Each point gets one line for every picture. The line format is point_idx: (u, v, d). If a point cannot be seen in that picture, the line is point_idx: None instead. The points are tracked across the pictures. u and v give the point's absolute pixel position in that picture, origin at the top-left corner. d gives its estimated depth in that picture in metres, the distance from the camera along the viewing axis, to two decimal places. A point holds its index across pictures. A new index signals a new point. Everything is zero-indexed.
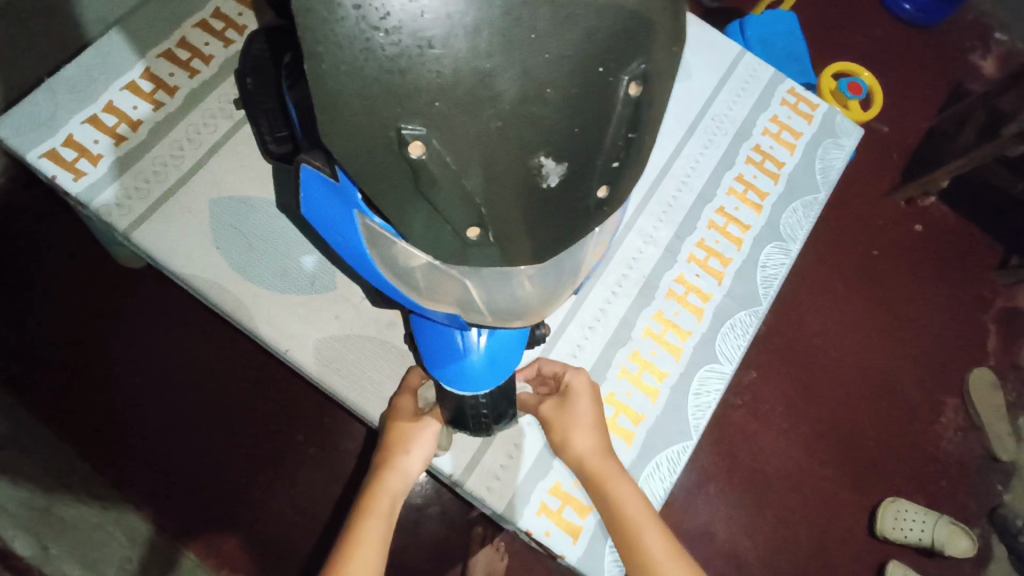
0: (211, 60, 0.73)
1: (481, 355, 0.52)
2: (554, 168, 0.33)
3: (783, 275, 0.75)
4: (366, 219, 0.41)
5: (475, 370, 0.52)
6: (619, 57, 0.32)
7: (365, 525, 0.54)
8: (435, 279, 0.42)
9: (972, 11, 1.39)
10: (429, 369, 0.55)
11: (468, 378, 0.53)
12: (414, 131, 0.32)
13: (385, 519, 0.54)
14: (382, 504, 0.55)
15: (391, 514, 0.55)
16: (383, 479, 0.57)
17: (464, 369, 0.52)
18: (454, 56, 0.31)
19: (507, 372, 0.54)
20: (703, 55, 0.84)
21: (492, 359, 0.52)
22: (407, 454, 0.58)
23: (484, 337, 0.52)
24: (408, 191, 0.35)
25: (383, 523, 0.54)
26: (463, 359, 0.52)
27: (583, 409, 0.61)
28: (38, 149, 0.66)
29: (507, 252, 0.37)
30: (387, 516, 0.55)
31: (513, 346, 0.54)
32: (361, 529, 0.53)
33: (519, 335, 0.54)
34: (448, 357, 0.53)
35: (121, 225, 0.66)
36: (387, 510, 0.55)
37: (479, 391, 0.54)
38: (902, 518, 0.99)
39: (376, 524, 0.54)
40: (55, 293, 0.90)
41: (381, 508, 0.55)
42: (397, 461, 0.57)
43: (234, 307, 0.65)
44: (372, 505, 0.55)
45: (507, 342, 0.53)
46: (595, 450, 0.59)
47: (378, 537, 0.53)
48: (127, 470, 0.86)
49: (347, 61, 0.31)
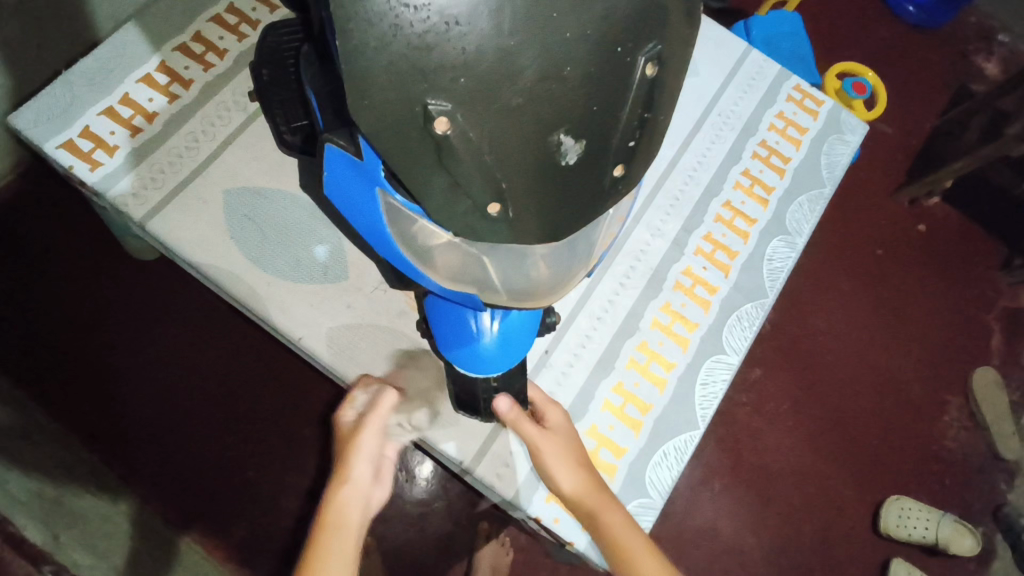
0: (225, 54, 0.74)
1: (493, 339, 0.55)
2: (573, 146, 0.35)
3: (789, 269, 0.76)
4: (388, 196, 0.42)
5: (488, 353, 0.55)
6: (636, 38, 0.34)
7: (320, 546, 0.51)
8: (455, 256, 0.43)
9: (976, 13, 1.40)
10: (442, 351, 0.58)
11: (482, 361, 0.56)
12: (440, 106, 0.33)
13: (337, 534, 0.52)
14: (333, 523, 0.53)
15: (345, 527, 0.53)
16: (332, 495, 0.55)
17: (477, 352, 0.55)
18: (479, 34, 0.32)
19: (517, 358, 0.57)
20: (710, 52, 0.85)
21: (502, 344, 0.55)
22: (350, 461, 0.56)
23: (496, 323, 0.54)
24: (431, 166, 0.36)
25: (337, 539, 0.52)
26: (476, 344, 0.54)
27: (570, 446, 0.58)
28: (55, 140, 0.67)
29: (523, 228, 0.38)
30: (339, 530, 0.52)
31: (525, 330, 0.56)
32: (313, 553, 0.51)
33: (530, 320, 0.56)
34: (461, 341, 0.55)
35: (137, 214, 0.67)
36: (338, 524, 0.53)
37: (492, 373, 0.57)
38: (905, 516, 0.99)
39: (327, 543, 0.51)
40: (65, 286, 0.91)
41: (331, 524, 0.53)
42: (341, 474, 0.56)
43: (248, 295, 0.66)
44: (323, 525, 0.53)
45: (518, 327, 0.55)
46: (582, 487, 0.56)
47: (335, 554, 0.51)
48: (136, 463, 0.87)
49: (377, 37, 0.33)
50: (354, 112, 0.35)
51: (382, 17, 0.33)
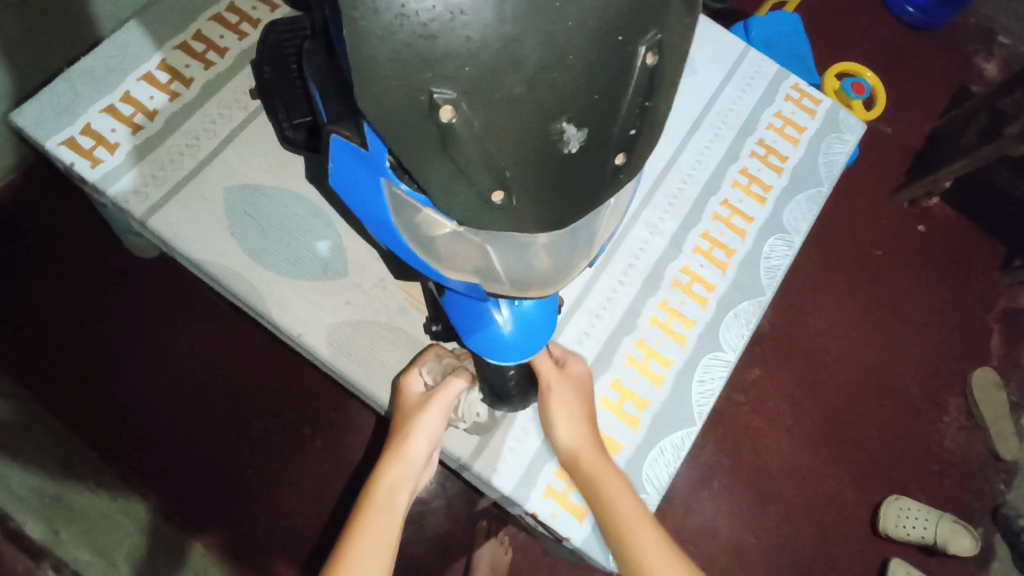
0: (225, 52, 0.75)
1: (514, 326, 0.53)
2: (575, 134, 0.35)
3: (786, 267, 0.76)
4: (392, 186, 0.42)
5: (509, 342, 0.54)
6: (637, 26, 0.34)
7: (366, 517, 0.55)
8: (458, 246, 0.44)
9: (976, 14, 1.40)
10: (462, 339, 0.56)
11: (503, 349, 0.54)
12: (445, 95, 0.33)
13: (384, 509, 0.56)
14: (381, 497, 0.57)
15: (392, 504, 0.57)
16: (385, 470, 0.59)
17: (497, 340, 0.53)
18: (482, 23, 0.32)
19: (537, 348, 0.55)
20: (708, 52, 0.85)
21: (520, 333, 0.54)
22: (406, 439, 0.59)
23: (506, 312, 0.53)
24: (436, 154, 0.36)
25: (383, 513, 0.56)
26: (495, 331, 0.53)
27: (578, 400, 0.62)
28: (56, 137, 0.68)
29: (527, 218, 0.38)
30: (386, 505, 0.56)
31: (545, 322, 0.55)
32: (360, 521, 0.55)
33: (546, 309, 0.55)
34: (479, 327, 0.54)
35: (138, 211, 0.67)
36: (387, 499, 0.57)
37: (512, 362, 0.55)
38: (904, 516, 1.00)
39: (375, 515, 0.55)
40: (66, 284, 0.92)
41: (381, 499, 0.57)
42: (398, 450, 0.59)
43: (248, 292, 0.66)
44: (373, 497, 0.57)
45: (534, 315, 0.54)
46: (583, 441, 0.60)
47: (378, 526, 0.55)
48: (135, 461, 0.87)
49: (383, 26, 0.33)
50: (360, 100, 0.35)
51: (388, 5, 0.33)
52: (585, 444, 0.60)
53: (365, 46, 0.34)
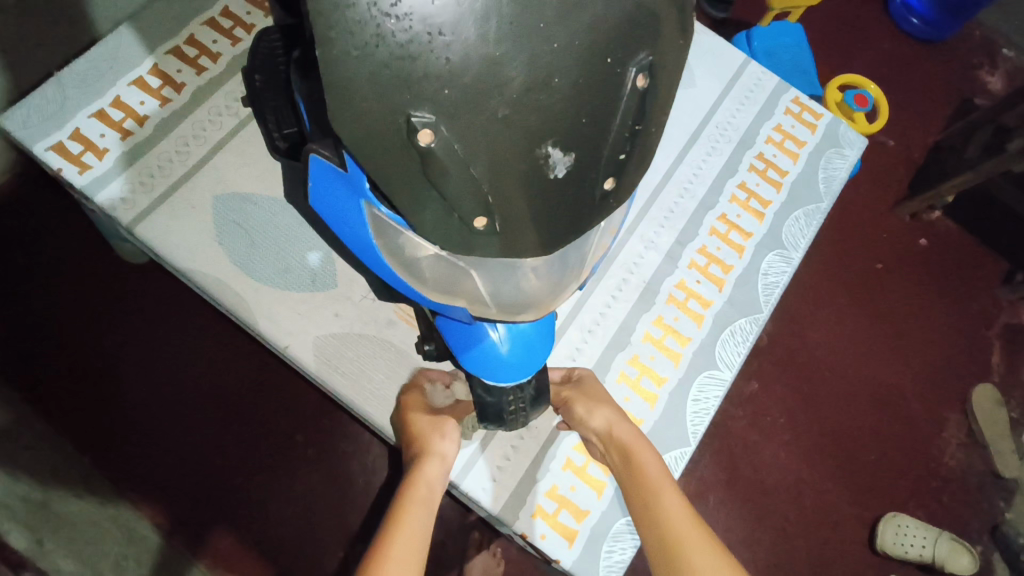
0: (218, 58, 0.74)
1: (516, 344, 0.52)
2: (561, 159, 0.34)
3: (784, 284, 0.75)
4: (373, 208, 0.41)
5: (508, 361, 0.52)
6: (627, 49, 0.33)
7: (407, 509, 0.53)
8: (444, 271, 0.42)
9: (981, 26, 1.39)
10: (458, 359, 0.55)
11: (505, 368, 0.53)
12: (424, 118, 0.32)
13: (425, 504, 0.54)
14: (422, 491, 0.55)
15: (431, 501, 0.55)
16: (419, 466, 0.57)
17: (497, 359, 0.52)
18: (464, 43, 0.31)
19: (528, 371, 0.54)
20: (708, 64, 0.84)
21: (515, 352, 0.52)
22: (440, 442, 0.59)
23: (499, 330, 0.52)
24: (417, 179, 0.35)
25: (424, 507, 0.53)
26: (491, 350, 0.52)
27: (600, 391, 0.63)
28: (44, 142, 0.67)
29: (513, 243, 0.37)
30: (427, 501, 0.54)
31: (544, 338, 0.54)
32: (401, 513, 0.52)
33: (542, 330, 0.54)
34: (477, 347, 0.52)
35: (126, 218, 0.66)
36: (426, 496, 0.55)
37: (517, 381, 0.54)
38: (902, 534, 0.98)
39: (417, 508, 0.53)
40: (56, 288, 0.91)
41: (422, 494, 0.55)
42: (431, 449, 0.58)
43: (235, 303, 0.65)
44: (412, 492, 0.54)
45: (530, 337, 0.53)
46: (611, 422, 0.61)
47: (421, 517, 0.52)
48: (122, 468, 0.86)
49: (359, 46, 0.32)
50: (336, 123, 0.34)
51: (366, 26, 0.31)
52: (615, 425, 0.61)
53: (342, 68, 0.32)
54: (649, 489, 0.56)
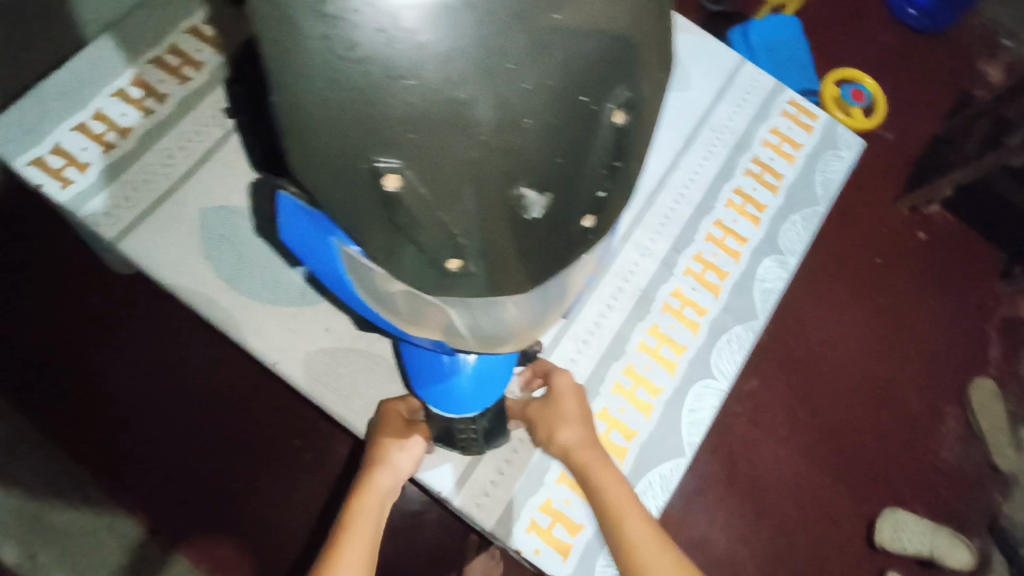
0: (202, 66, 0.72)
1: (469, 375, 0.52)
2: (538, 199, 0.32)
3: (781, 290, 0.74)
4: (344, 246, 0.40)
5: (463, 392, 0.53)
6: (603, 85, 0.32)
7: (351, 524, 0.53)
8: (417, 305, 0.41)
9: (979, 16, 1.37)
10: (415, 388, 0.56)
11: (453, 398, 0.53)
12: (388, 164, 0.31)
13: (372, 518, 0.54)
14: (369, 503, 0.55)
15: (379, 513, 0.55)
16: (372, 476, 0.56)
17: (451, 390, 0.53)
18: (426, 87, 0.30)
19: (494, 395, 0.54)
20: (703, 64, 0.83)
21: (481, 379, 0.52)
22: (396, 450, 0.57)
23: (473, 356, 0.51)
24: (388, 225, 0.34)
25: (370, 522, 0.54)
26: (452, 381, 0.52)
27: (566, 407, 0.61)
28: (24, 156, 0.65)
29: (491, 279, 0.36)
30: (375, 514, 0.55)
31: (503, 370, 0.53)
32: (347, 525, 0.53)
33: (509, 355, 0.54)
34: (436, 379, 0.53)
35: (110, 234, 0.65)
36: (376, 508, 0.55)
37: (466, 414, 0.54)
38: (900, 530, 0.99)
39: (361, 523, 0.53)
40: (45, 298, 0.90)
41: (369, 506, 0.55)
42: (384, 457, 0.57)
43: (223, 319, 0.64)
44: (362, 504, 0.55)
45: (495, 362, 0.52)
46: (576, 443, 0.59)
47: (360, 535, 0.53)
48: (117, 478, 0.85)
49: (318, 92, 0.31)
50: (304, 167, 0.34)
51: (320, 68, 0.31)
52: (580, 446, 0.59)
53: (302, 111, 0.32)
54: (613, 514, 0.55)
